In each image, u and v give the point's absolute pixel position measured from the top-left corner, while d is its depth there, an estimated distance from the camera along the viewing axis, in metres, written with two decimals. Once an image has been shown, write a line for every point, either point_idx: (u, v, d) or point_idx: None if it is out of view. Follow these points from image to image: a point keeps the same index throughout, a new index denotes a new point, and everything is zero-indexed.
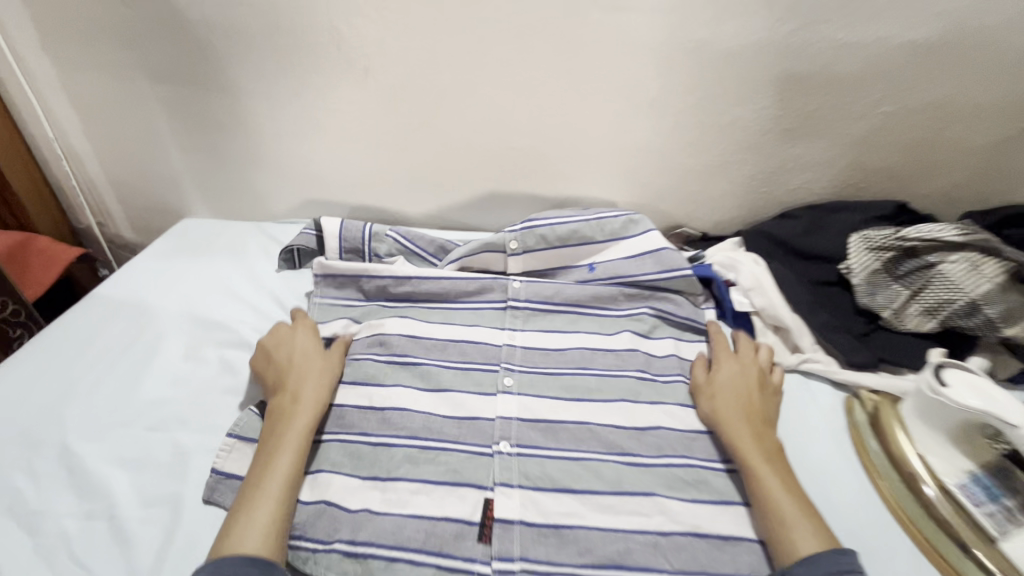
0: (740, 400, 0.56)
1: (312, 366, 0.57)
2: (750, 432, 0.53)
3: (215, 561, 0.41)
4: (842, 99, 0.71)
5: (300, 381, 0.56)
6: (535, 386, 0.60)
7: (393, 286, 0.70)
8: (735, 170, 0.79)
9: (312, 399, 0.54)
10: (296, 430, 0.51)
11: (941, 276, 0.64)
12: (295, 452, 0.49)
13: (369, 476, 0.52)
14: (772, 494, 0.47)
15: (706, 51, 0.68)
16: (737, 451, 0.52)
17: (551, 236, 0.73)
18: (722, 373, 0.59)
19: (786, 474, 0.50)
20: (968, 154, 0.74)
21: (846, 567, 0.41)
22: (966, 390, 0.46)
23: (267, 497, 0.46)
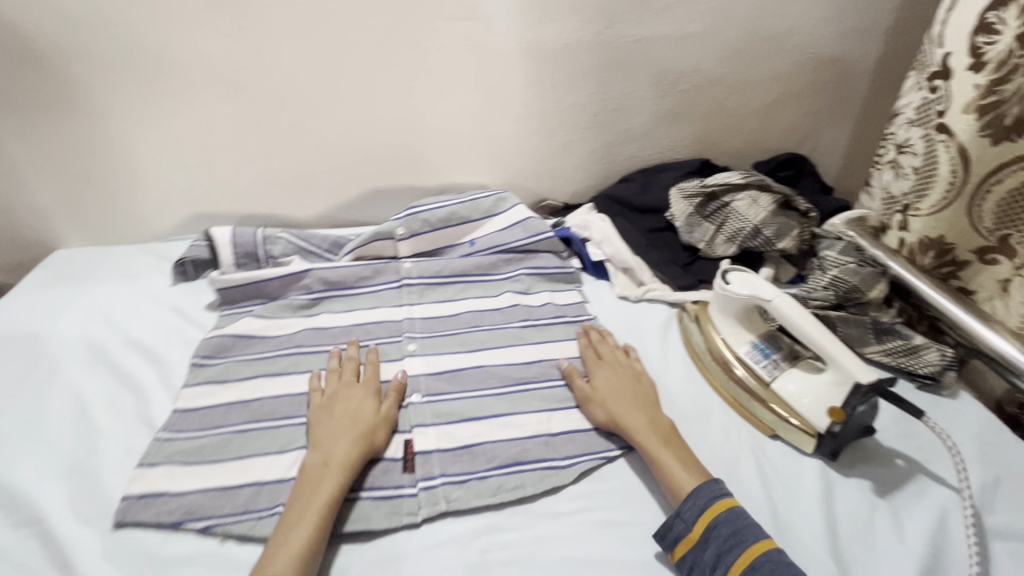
0: (623, 394, 0.61)
1: (347, 417, 0.56)
2: (644, 420, 0.58)
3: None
4: (650, 81, 0.90)
5: (331, 436, 0.55)
6: (436, 346, 0.69)
7: (295, 284, 0.76)
8: (579, 147, 0.95)
9: (340, 457, 0.53)
10: (326, 485, 0.50)
11: (733, 212, 0.85)
12: (320, 509, 0.49)
13: (297, 447, 0.56)
14: (671, 471, 0.53)
15: (538, 50, 0.83)
16: (636, 436, 0.56)
17: (432, 220, 0.83)
18: (608, 373, 0.64)
19: (677, 447, 0.55)
20: (746, 118, 0.97)
21: (719, 491, 0.51)
22: (742, 285, 0.64)
23: (289, 549, 0.46)
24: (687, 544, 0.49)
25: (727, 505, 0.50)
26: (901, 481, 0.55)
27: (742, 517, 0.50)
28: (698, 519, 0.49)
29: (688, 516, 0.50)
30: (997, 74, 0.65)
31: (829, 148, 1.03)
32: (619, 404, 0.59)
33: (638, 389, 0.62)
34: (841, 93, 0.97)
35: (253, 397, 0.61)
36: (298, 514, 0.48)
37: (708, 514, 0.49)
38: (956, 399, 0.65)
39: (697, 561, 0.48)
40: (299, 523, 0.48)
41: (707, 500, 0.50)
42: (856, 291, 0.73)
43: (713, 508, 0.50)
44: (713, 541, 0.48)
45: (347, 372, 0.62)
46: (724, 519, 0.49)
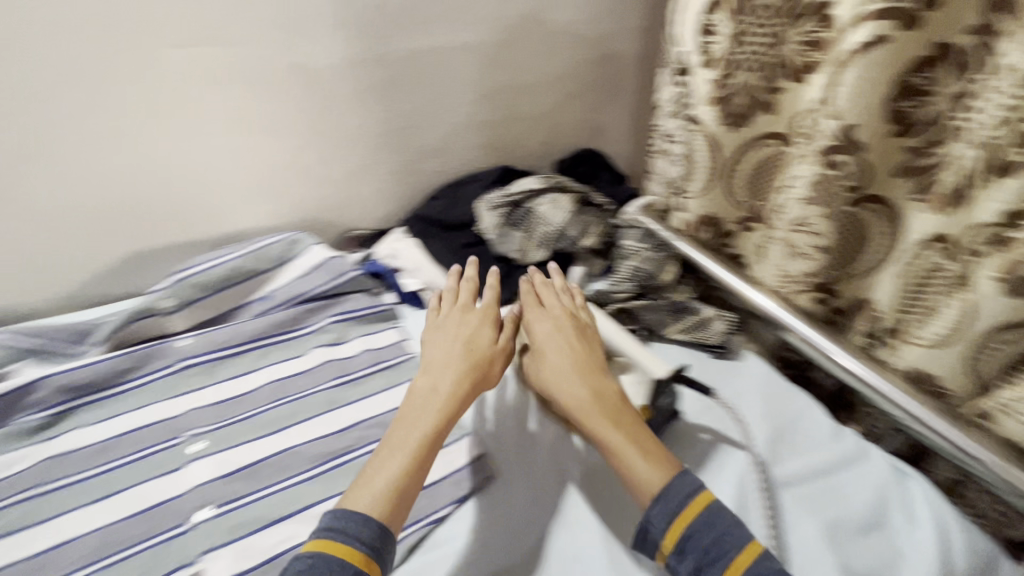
0: (565, 362, 0.60)
1: (462, 344, 0.61)
2: (587, 390, 0.57)
3: (331, 515, 0.47)
4: (436, 95, 0.86)
5: (444, 363, 0.59)
6: (229, 438, 0.58)
7: (22, 403, 0.58)
8: (376, 170, 0.89)
9: (448, 387, 0.57)
10: (428, 416, 0.54)
11: (538, 217, 0.85)
12: (420, 442, 0.52)
13: None
14: (621, 450, 0.52)
15: (298, 73, 0.75)
16: (577, 412, 0.56)
17: (208, 282, 0.70)
18: (548, 335, 0.63)
19: (623, 421, 0.54)
20: (538, 120, 0.99)
21: (693, 488, 0.49)
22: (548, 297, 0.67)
23: (381, 481, 0.49)
24: (664, 553, 0.48)
25: (703, 505, 0.48)
26: (705, 451, 0.60)
27: (722, 518, 0.47)
28: (670, 525, 0.47)
29: (659, 522, 0.48)
30: (722, 70, 0.74)
31: (617, 139, 1.11)
32: (556, 375, 0.59)
33: (577, 356, 0.61)
34: (615, 88, 1.03)
35: None
36: (394, 446, 0.52)
37: (682, 519, 0.47)
38: (743, 359, 0.74)
39: (674, 569, 0.47)
40: (396, 452, 0.51)
41: (680, 502, 0.48)
42: (653, 278, 0.79)
43: (687, 511, 0.48)
44: (690, 551, 0.46)
45: (461, 297, 0.68)
46: (701, 525, 0.47)
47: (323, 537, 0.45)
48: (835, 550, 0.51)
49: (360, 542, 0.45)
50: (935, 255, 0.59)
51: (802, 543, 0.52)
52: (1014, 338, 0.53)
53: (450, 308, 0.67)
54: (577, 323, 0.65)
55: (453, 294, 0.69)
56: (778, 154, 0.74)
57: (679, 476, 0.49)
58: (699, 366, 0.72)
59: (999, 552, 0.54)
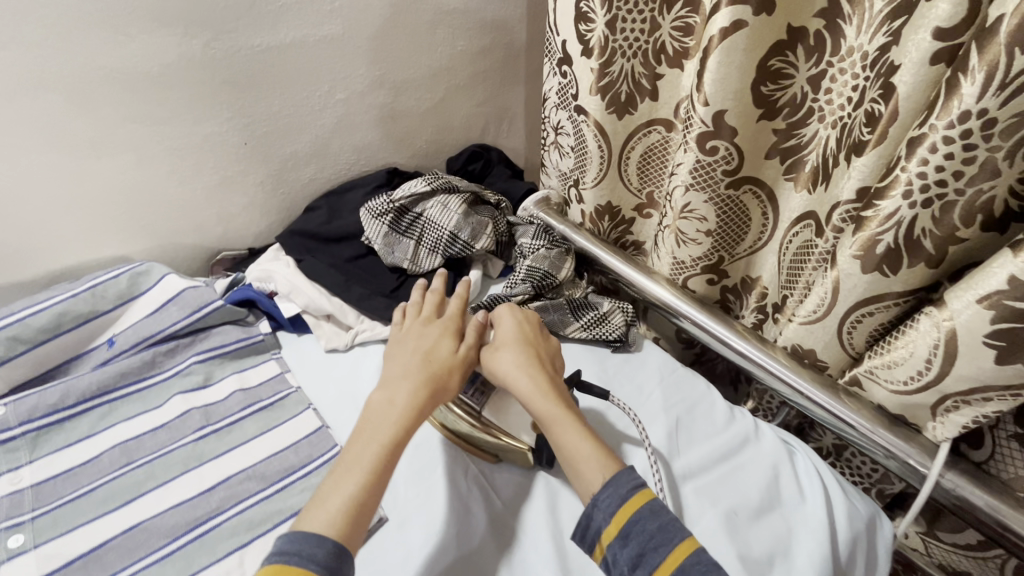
0: (520, 356, 0.56)
1: (419, 353, 0.55)
2: (545, 382, 0.54)
3: (285, 538, 0.42)
4: (300, 96, 0.78)
5: (400, 373, 0.53)
6: (59, 523, 0.49)
7: None
8: (240, 183, 0.79)
9: (406, 397, 0.51)
10: (389, 427, 0.49)
11: (428, 222, 0.81)
12: (377, 458, 0.47)
13: None
14: (574, 446, 0.50)
15: (122, 78, 0.64)
16: (531, 403, 0.53)
17: (26, 333, 0.58)
18: (508, 328, 0.60)
19: (576, 413, 0.53)
20: (423, 118, 0.93)
21: (638, 479, 0.47)
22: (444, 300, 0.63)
23: (336, 503, 0.44)
24: (604, 541, 0.46)
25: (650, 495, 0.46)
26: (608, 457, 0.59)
27: (666, 510, 0.46)
28: (616, 511, 0.46)
29: (607, 506, 0.46)
30: (602, 59, 0.70)
31: (511, 133, 1.08)
32: (510, 369, 0.55)
33: (533, 351, 0.58)
34: (503, 80, 1.00)
35: None
36: (347, 465, 0.47)
37: (628, 505, 0.46)
38: (641, 349, 0.73)
39: (614, 557, 0.45)
40: (353, 472, 0.46)
41: (628, 489, 0.47)
42: (549, 276, 0.77)
43: (634, 498, 0.46)
44: (634, 536, 0.44)
45: (427, 306, 0.61)
46: (647, 512, 0.45)
47: (276, 562, 0.40)
48: (733, 538, 0.51)
49: (315, 565, 0.40)
50: (807, 232, 0.62)
51: (704, 533, 0.51)
52: (871, 313, 0.55)
53: (410, 321, 0.60)
54: (533, 320, 0.62)
55: (416, 305, 0.62)
56: (663, 141, 0.77)
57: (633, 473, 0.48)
58: (601, 364, 0.71)
59: (880, 510, 0.57)
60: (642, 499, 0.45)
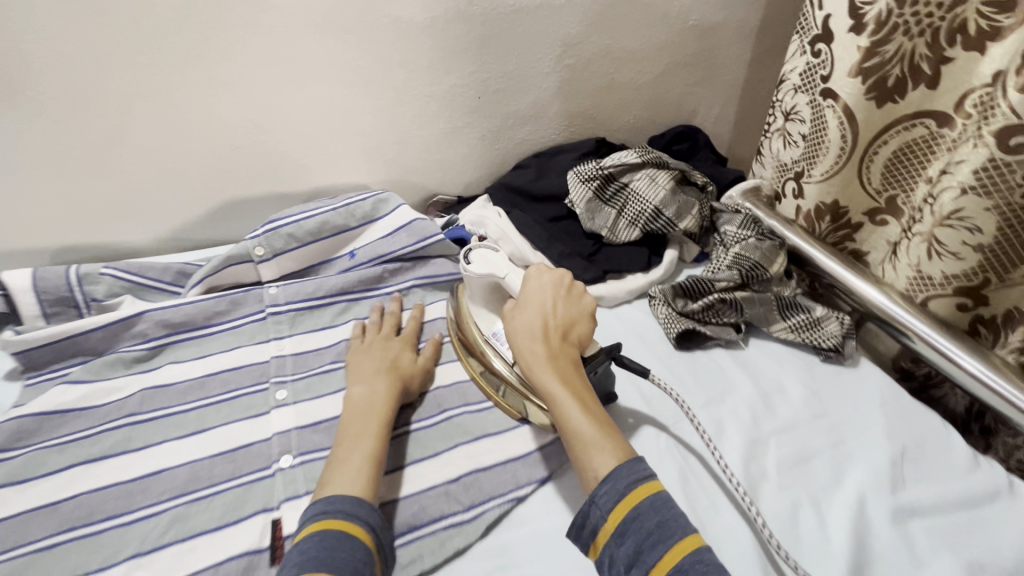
0: (532, 326, 0.54)
1: (386, 361, 0.59)
2: (547, 356, 0.52)
3: (322, 499, 0.45)
4: (535, 57, 0.81)
5: (369, 375, 0.57)
6: (311, 389, 0.59)
7: (124, 334, 0.60)
8: (467, 134, 0.85)
9: (382, 391, 0.55)
10: (379, 410, 0.53)
11: (632, 193, 0.79)
12: (379, 425, 0.52)
13: (103, 565, 0.44)
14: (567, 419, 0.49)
15: (403, 26, 0.71)
16: (535, 377, 0.51)
17: (299, 233, 0.70)
18: (528, 300, 0.57)
19: (582, 390, 0.51)
20: (638, 92, 0.92)
21: (643, 471, 0.45)
22: (483, 265, 0.62)
23: (354, 462, 0.48)
24: (604, 537, 0.44)
25: (653, 491, 0.44)
26: (820, 468, 0.53)
27: (670, 507, 0.44)
28: (617, 505, 0.44)
29: (605, 502, 0.44)
30: (876, 36, 0.62)
31: (719, 118, 1.02)
32: (523, 335, 0.54)
33: (540, 324, 0.55)
34: (726, 61, 0.95)
35: (64, 496, 0.47)
36: (356, 432, 0.51)
37: (625, 501, 0.44)
38: (856, 366, 0.65)
39: (612, 554, 0.43)
40: (363, 436, 0.50)
41: (628, 484, 0.44)
42: (759, 268, 0.71)
43: (630, 496, 0.44)
44: (631, 532, 0.42)
45: (387, 326, 0.65)
46: (647, 507, 0.43)
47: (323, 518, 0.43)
48: None
49: (363, 520, 0.44)
50: None
51: None
52: None
53: (371, 336, 0.63)
54: (559, 283, 0.58)
55: (378, 323, 0.65)
56: (931, 137, 0.64)
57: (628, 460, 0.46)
58: (808, 371, 0.64)
59: None
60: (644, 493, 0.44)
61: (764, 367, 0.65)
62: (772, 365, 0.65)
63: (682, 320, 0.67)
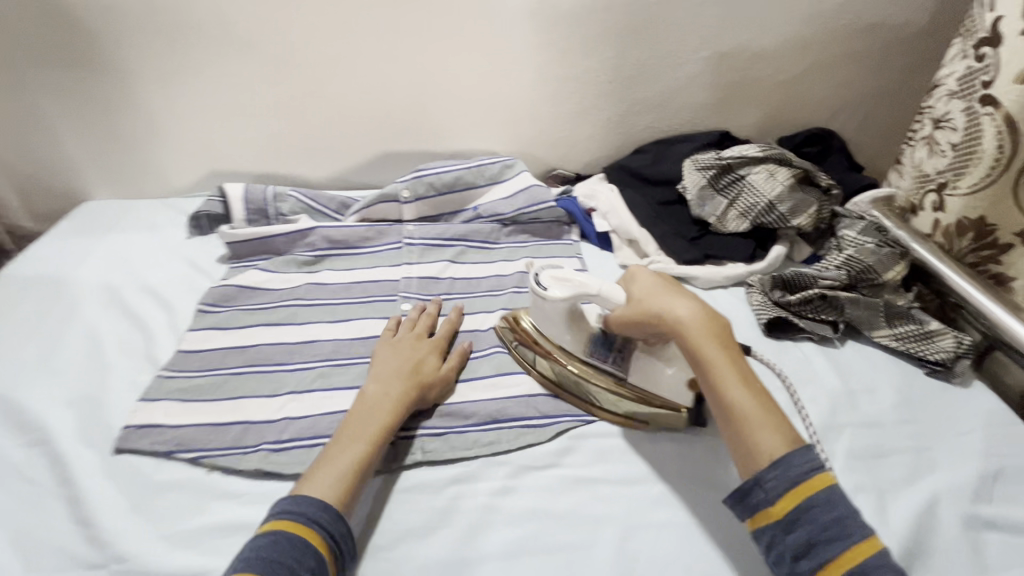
0: (677, 313, 0.49)
1: (408, 363, 0.56)
2: (711, 345, 0.47)
3: (291, 496, 0.44)
4: (671, 48, 0.85)
5: (387, 374, 0.55)
6: (429, 307, 0.70)
7: (299, 242, 0.77)
8: (594, 115, 0.92)
9: (394, 394, 0.52)
10: (383, 411, 0.51)
11: (748, 185, 0.80)
12: (379, 431, 0.49)
13: (270, 393, 0.58)
14: (746, 406, 0.45)
15: (552, 12, 0.80)
16: (695, 349, 0.47)
17: (438, 184, 0.82)
18: (651, 278, 0.53)
19: (739, 364, 0.47)
20: (772, 90, 0.92)
21: (816, 460, 0.42)
22: (562, 287, 0.55)
23: (342, 461, 0.46)
24: (768, 519, 0.42)
25: (827, 484, 0.42)
26: (894, 464, 0.53)
27: (847, 502, 0.41)
28: (782, 495, 0.41)
29: (773, 488, 0.42)
30: None
31: (860, 125, 0.97)
32: (674, 322, 0.49)
33: (681, 306, 0.50)
34: (876, 66, 0.91)
35: (251, 343, 0.63)
36: (355, 431, 0.49)
37: (798, 490, 0.41)
38: (966, 388, 0.61)
39: (775, 539, 0.42)
40: (358, 438, 0.48)
41: (800, 472, 0.42)
42: (870, 272, 0.70)
43: (807, 484, 0.41)
44: (804, 523, 0.40)
45: (419, 326, 0.63)
46: (823, 501, 0.41)
47: (281, 519, 0.42)
48: None
49: (315, 522, 0.42)
50: None
51: None
52: None
53: (402, 332, 0.62)
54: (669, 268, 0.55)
55: (411, 322, 0.63)
56: None
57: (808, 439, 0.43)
58: (905, 381, 0.62)
59: None
60: (819, 486, 0.41)
61: (857, 368, 0.64)
62: (867, 369, 0.63)
63: (776, 309, 0.69)
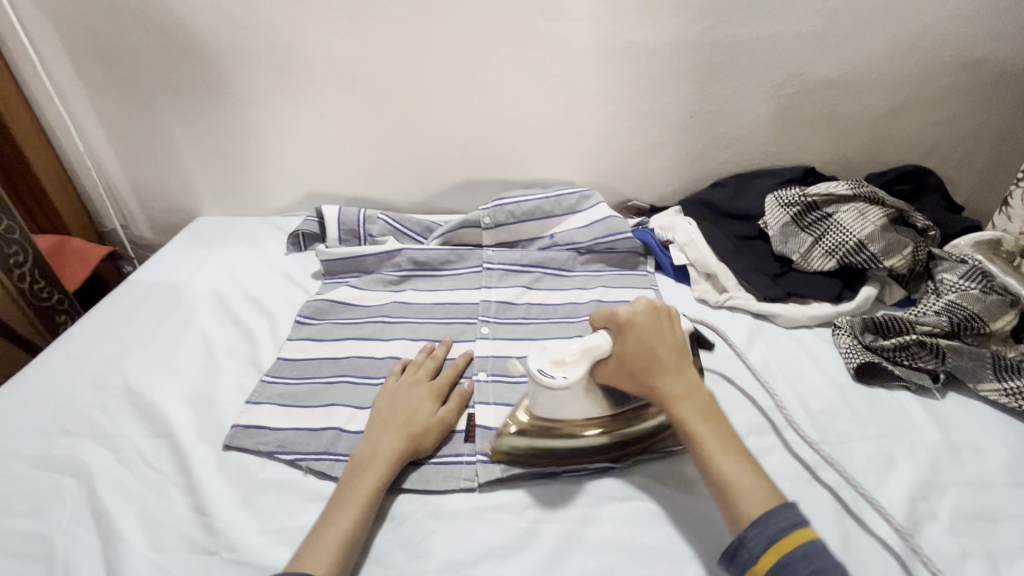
0: (658, 380, 0.49)
1: (402, 413, 0.56)
2: (694, 413, 0.47)
3: None
4: (754, 84, 0.85)
5: (381, 428, 0.55)
6: (507, 331, 0.72)
7: (387, 262, 0.82)
8: (672, 149, 0.92)
9: (386, 451, 0.52)
10: (375, 472, 0.50)
11: (836, 224, 0.78)
12: (369, 494, 0.49)
13: (360, 404, 0.61)
14: (731, 475, 0.45)
15: (637, 50, 0.82)
16: (672, 412, 0.48)
17: (517, 212, 0.85)
18: (636, 330, 0.50)
19: (723, 431, 0.47)
20: (861, 127, 0.90)
21: (793, 519, 0.41)
22: (579, 363, 0.51)
23: (332, 531, 0.46)
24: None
25: (803, 540, 0.40)
26: (1008, 530, 0.49)
27: (827, 558, 0.40)
28: (767, 550, 0.40)
29: (754, 546, 0.41)
30: None
31: (960, 162, 0.92)
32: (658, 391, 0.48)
33: (666, 369, 0.49)
34: (980, 102, 0.86)
35: (342, 355, 0.67)
36: (345, 496, 0.49)
37: (776, 550, 0.40)
38: None
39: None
40: (346, 504, 0.48)
41: (777, 530, 0.41)
42: (976, 321, 0.65)
43: (783, 543, 0.40)
44: None
45: (422, 370, 0.63)
46: (800, 557, 0.40)
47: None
48: None
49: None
50: None
51: None
52: None
53: (404, 376, 0.62)
54: (651, 306, 0.52)
55: (416, 365, 0.63)
56: None
57: (792, 509, 0.43)
58: (1018, 440, 0.57)
59: None
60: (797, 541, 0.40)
61: (962, 422, 0.59)
62: (972, 425, 0.59)
63: (867, 353, 0.66)
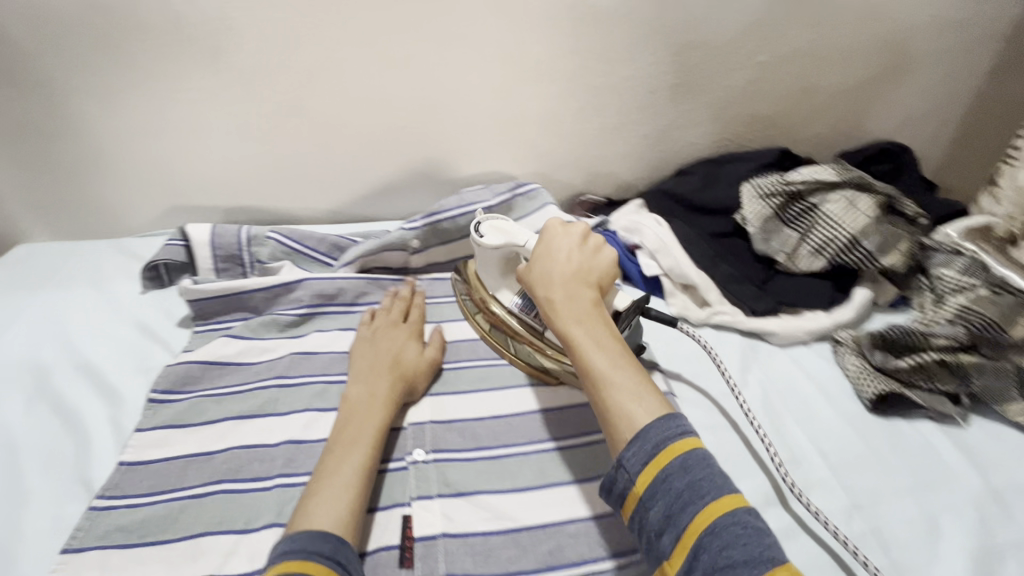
0: (557, 283, 0.44)
1: (388, 355, 0.54)
2: (581, 319, 0.42)
3: (287, 536, 0.38)
4: (722, 53, 0.72)
5: (369, 371, 0.52)
6: (446, 383, 0.56)
7: (282, 298, 0.62)
8: (631, 133, 0.78)
9: (381, 394, 0.50)
10: (376, 417, 0.48)
11: (824, 216, 0.66)
12: (375, 439, 0.46)
13: (242, 530, 0.43)
14: (602, 384, 0.39)
15: (587, 10, 0.66)
16: (558, 321, 0.43)
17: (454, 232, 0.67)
18: (549, 242, 0.47)
19: (610, 337, 0.42)
20: (836, 100, 0.79)
21: (677, 428, 0.37)
22: (496, 236, 0.52)
23: (350, 470, 0.43)
24: (633, 501, 0.37)
25: (687, 447, 0.36)
26: None
27: (707, 465, 0.36)
28: (643, 470, 0.36)
29: (631, 467, 0.36)
30: None
31: (934, 134, 0.85)
32: (546, 291, 0.45)
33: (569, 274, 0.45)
34: (958, 68, 0.78)
35: (218, 449, 0.48)
36: (350, 440, 0.46)
37: (655, 465, 0.36)
38: None
39: (643, 520, 0.36)
40: (355, 447, 0.45)
41: (654, 444, 0.36)
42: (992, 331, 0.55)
43: (658, 458, 0.36)
44: (660, 497, 0.35)
45: (395, 311, 0.60)
46: (677, 467, 0.35)
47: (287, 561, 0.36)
48: None
49: (323, 556, 0.36)
50: None
51: None
52: None
53: (377, 321, 0.58)
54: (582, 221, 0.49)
55: (386, 307, 0.60)
56: None
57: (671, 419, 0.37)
58: None
59: None
60: (677, 450, 0.36)
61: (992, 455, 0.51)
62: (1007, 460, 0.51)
63: (883, 378, 0.56)
